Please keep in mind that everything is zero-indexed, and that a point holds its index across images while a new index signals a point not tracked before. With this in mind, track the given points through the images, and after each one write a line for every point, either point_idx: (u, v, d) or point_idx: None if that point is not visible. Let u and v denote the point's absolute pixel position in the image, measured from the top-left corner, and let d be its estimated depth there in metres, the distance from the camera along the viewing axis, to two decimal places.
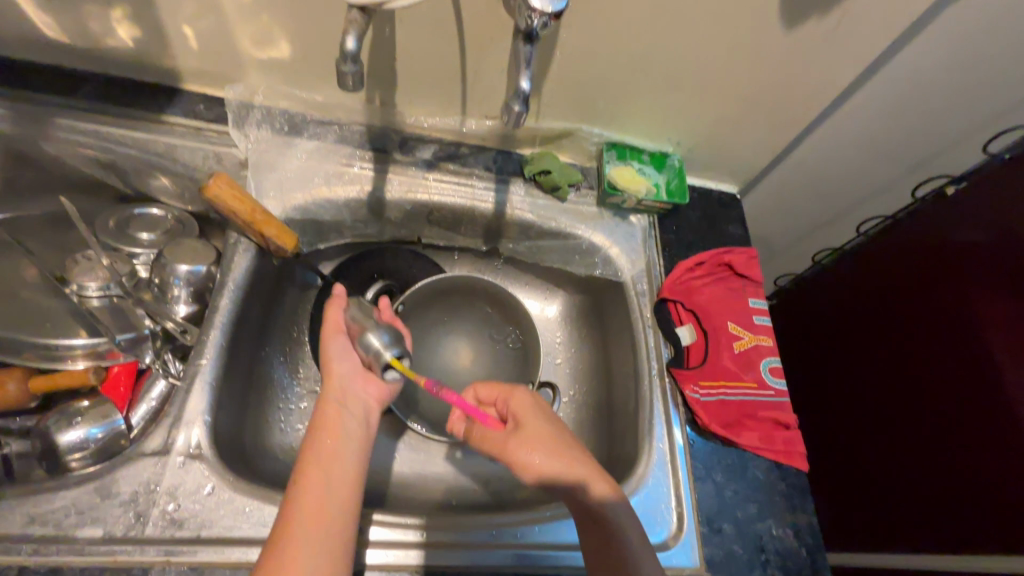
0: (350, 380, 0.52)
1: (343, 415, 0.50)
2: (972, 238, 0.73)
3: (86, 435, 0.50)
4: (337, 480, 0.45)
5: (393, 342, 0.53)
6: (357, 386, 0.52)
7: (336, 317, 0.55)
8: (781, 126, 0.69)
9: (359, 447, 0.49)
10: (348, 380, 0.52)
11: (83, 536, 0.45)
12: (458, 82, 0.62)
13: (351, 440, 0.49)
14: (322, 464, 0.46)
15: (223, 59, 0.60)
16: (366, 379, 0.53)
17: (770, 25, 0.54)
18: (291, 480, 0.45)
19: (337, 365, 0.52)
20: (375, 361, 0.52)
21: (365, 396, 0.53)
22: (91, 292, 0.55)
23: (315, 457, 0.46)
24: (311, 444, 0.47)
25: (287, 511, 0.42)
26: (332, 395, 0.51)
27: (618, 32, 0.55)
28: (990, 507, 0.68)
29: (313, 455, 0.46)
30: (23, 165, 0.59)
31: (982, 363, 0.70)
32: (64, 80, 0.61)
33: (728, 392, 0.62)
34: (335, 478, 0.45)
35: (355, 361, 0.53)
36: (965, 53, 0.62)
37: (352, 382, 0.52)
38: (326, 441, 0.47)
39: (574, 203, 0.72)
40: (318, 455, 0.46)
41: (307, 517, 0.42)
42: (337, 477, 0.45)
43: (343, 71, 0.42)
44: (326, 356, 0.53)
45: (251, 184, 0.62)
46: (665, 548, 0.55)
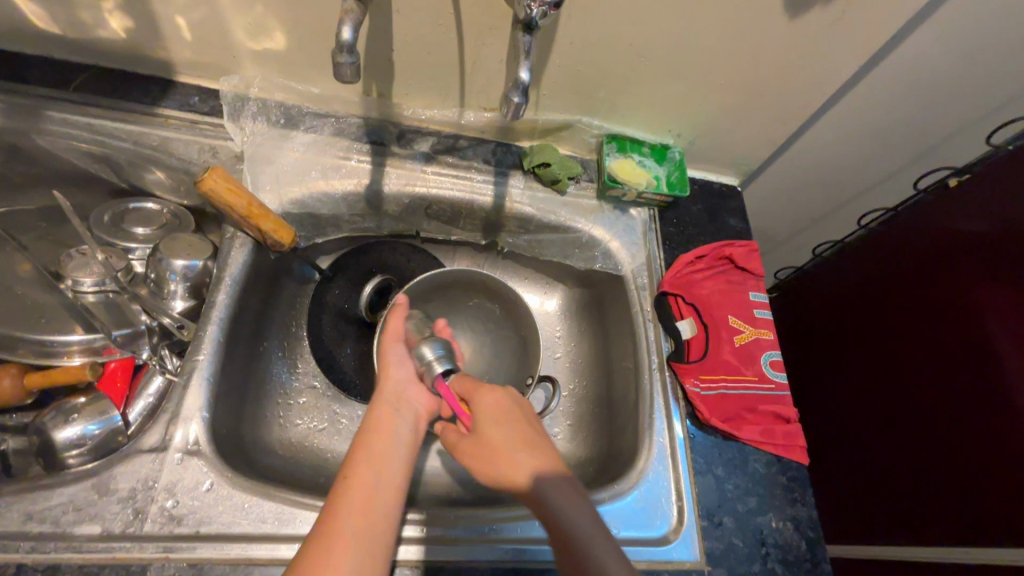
0: (405, 386, 0.54)
1: (396, 420, 0.51)
2: (975, 230, 0.73)
3: (83, 432, 0.49)
4: (386, 480, 0.45)
5: (444, 354, 0.54)
6: (412, 391, 0.54)
7: (396, 325, 0.57)
8: (782, 117, 0.68)
9: (408, 453, 0.49)
10: (404, 388, 0.54)
11: (81, 533, 0.44)
12: (456, 73, 0.61)
13: (401, 443, 0.49)
14: (374, 461, 0.46)
15: (218, 50, 0.59)
16: (418, 386, 0.55)
17: (771, 15, 0.53)
18: (340, 475, 0.45)
19: (394, 372, 0.54)
20: (428, 371, 0.54)
21: (417, 404, 0.53)
22: (86, 287, 0.55)
23: (368, 456, 0.46)
24: (363, 445, 0.48)
25: (336, 504, 0.42)
26: (388, 399, 0.52)
27: (619, 22, 0.54)
28: (990, 500, 0.68)
29: (365, 453, 0.47)
30: (17, 159, 0.59)
31: (983, 356, 0.70)
32: (56, 72, 0.60)
33: (728, 385, 0.62)
34: (385, 478, 0.45)
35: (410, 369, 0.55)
36: (969, 42, 0.61)
37: (406, 390, 0.54)
38: (380, 440, 0.48)
39: (574, 196, 0.71)
40: (370, 453, 0.47)
41: (357, 510, 0.42)
42: (388, 479, 0.45)
43: (339, 62, 0.42)
44: (385, 363, 0.55)
45: (247, 178, 0.62)
46: (666, 542, 0.55)
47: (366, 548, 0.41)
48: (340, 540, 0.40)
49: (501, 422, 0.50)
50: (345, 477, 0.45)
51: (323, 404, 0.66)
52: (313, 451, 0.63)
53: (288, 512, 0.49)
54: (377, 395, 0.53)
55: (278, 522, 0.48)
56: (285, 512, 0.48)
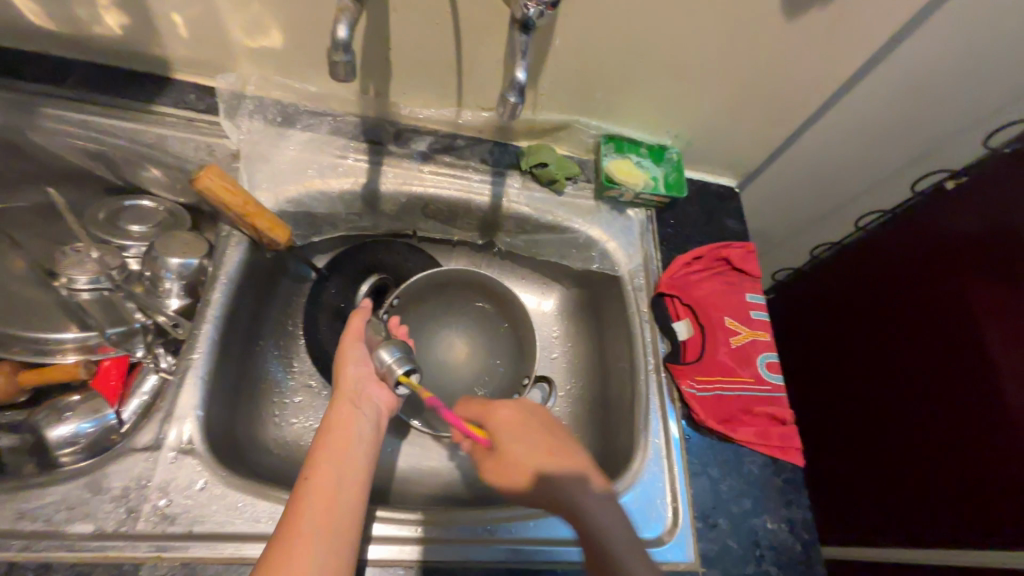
0: (365, 382, 0.53)
1: (357, 415, 0.50)
2: (972, 232, 0.73)
3: (76, 430, 0.49)
4: (349, 477, 0.45)
5: (403, 355, 0.54)
6: (370, 387, 0.54)
7: (356, 325, 0.57)
8: (780, 118, 0.68)
9: (368, 449, 0.49)
10: (361, 388, 0.53)
11: (73, 532, 0.44)
12: (453, 72, 0.61)
13: (360, 440, 0.49)
14: (335, 457, 0.46)
15: (214, 48, 0.59)
16: (379, 385, 0.54)
17: (770, 15, 0.53)
18: (301, 474, 0.44)
19: (352, 369, 0.54)
20: (389, 374, 0.53)
21: (377, 400, 0.53)
22: (80, 285, 0.54)
23: (327, 455, 0.46)
24: (324, 440, 0.47)
25: (297, 504, 0.42)
26: (347, 395, 0.51)
27: (616, 21, 0.54)
28: (982, 505, 0.68)
29: (323, 453, 0.46)
30: (12, 157, 0.59)
31: (979, 359, 0.70)
32: (52, 68, 0.60)
33: (724, 387, 0.62)
34: (347, 478, 0.45)
35: (367, 367, 0.55)
36: (967, 44, 0.61)
37: (365, 386, 0.53)
38: (339, 435, 0.48)
39: (570, 196, 0.71)
40: (329, 451, 0.46)
41: (318, 510, 0.42)
42: (348, 477, 0.45)
43: (335, 60, 0.42)
44: (344, 361, 0.54)
45: (243, 176, 0.62)
46: (661, 543, 0.55)
47: (330, 549, 0.40)
48: (302, 542, 0.39)
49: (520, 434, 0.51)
50: (305, 477, 0.44)
51: (319, 403, 0.66)
52: (308, 450, 0.63)
53: (282, 511, 0.48)
54: (336, 391, 0.52)
55: (271, 522, 0.48)
56: (278, 511, 0.48)
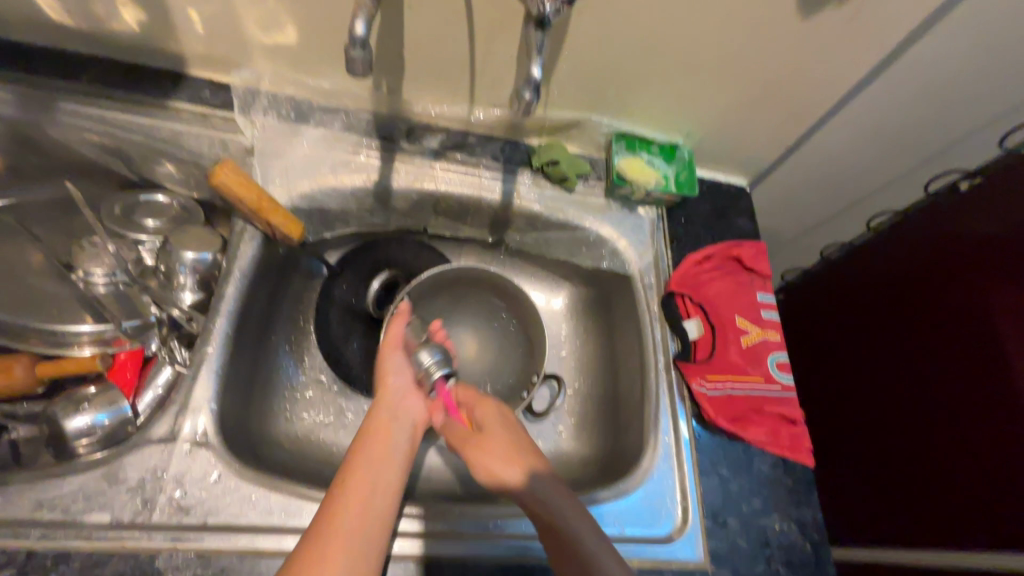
0: (406, 393, 0.53)
1: (395, 425, 0.50)
2: (985, 234, 0.72)
3: (93, 422, 0.50)
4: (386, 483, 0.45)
5: (443, 359, 0.55)
6: (410, 399, 0.53)
7: (394, 333, 0.57)
8: (793, 117, 0.68)
9: (404, 458, 0.49)
10: (403, 399, 0.53)
11: (90, 521, 0.45)
12: (466, 69, 0.61)
13: (400, 450, 0.49)
14: (372, 465, 0.46)
15: (230, 44, 0.59)
16: (418, 394, 0.54)
17: (786, 13, 0.53)
18: (338, 478, 0.45)
19: (393, 379, 0.54)
20: (426, 378, 0.54)
21: (416, 412, 0.53)
22: (97, 278, 0.56)
23: (365, 461, 0.46)
24: (362, 447, 0.48)
25: (332, 508, 0.42)
26: (387, 406, 0.52)
27: (631, 18, 0.54)
28: (995, 508, 0.67)
29: (363, 459, 0.46)
30: (30, 152, 0.59)
31: (991, 361, 0.70)
32: (70, 64, 0.60)
33: (734, 386, 0.62)
34: (383, 484, 0.45)
35: (408, 376, 0.55)
36: (983, 43, 0.61)
37: (405, 396, 0.53)
38: (379, 443, 0.48)
39: (582, 194, 0.71)
40: (368, 458, 0.47)
41: (353, 514, 0.42)
42: (385, 484, 0.45)
43: (352, 56, 0.42)
44: (384, 369, 0.55)
45: (257, 172, 0.62)
46: (670, 541, 0.55)
47: (359, 552, 0.40)
48: (333, 543, 0.40)
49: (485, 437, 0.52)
50: (342, 481, 0.44)
51: (329, 398, 0.67)
52: (319, 445, 0.64)
53: (294, 504, 0.49)
54: (377, 400, 0.52)
55: (284, 514, 0.48)
56: (291, 504, 0.49)
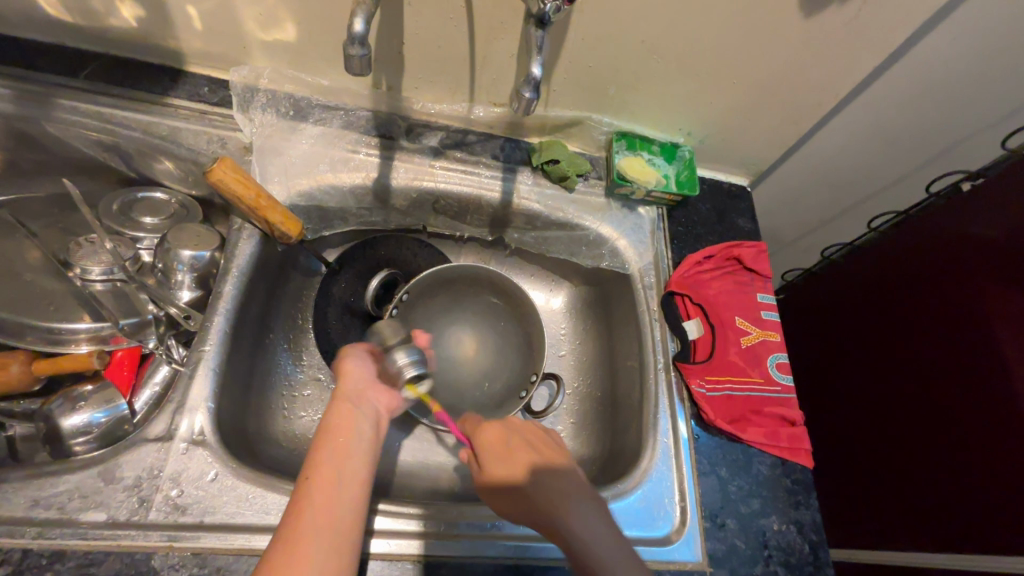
0: (365, 386, 0.53)
1: (355, 415, 0.50)
2: (987, 235, 0.72)
3: (89, 419, 0.50)
4: (350, 477, 0.45)
5: (419, 359, 0.55)
6: (373, 391, 0.53)
7: (351, 328, 0.58)
8: (795, 117, 0.67)
9: (369, 449, 0.48)
10: (363, 390, 0.53)
11: (86, 520, 0.45)
12: (466, 67, 0.60)
13: (363, 441, 0.48)
14: (336, 458, 0.45)
15: (229, 40, 0.59)
16: (379, 389, 0.54)
17: (788, 12, 0.53)
18: (303, 475, 0.44)
19: (353, 371, 0.53)
20: (400, 376, 0.53)
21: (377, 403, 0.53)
22: (94, 276, 0.55)
23: (328, 453, 0.46)
24: (325, 439, 0.47)
25: (298, 507, 0.42)
26: (349, 398, 0.51)
27: (632, 17, 0.53)
28: (993, 511, 0.67)
29: (327, 452, 0.46)
30: (27, 147, 0.59)
31: (992, 363, 0.69)
32: (67, 59, 0.60)
33: (734, 387, 0.61)
34: (348, 476, 0.45)
35: (369, 369, 0.54)
36: (987, 43, 0.60)
37: (366, 389, 0.53)
38: (340, 434, 0.47)
39: (581, 193, 0.71)
40: (330, 451, 0.46)
41: (319, 511, 0.41)
42: (350, 477, 0.45)
43: (350, 54, 0.41)
44: (343, 363, 0.54)
45: (255, 169, 0.62)
46: (668, 542, 0.55)
47: (331, 548, 0.40)
48: (302, 541, 0.39)
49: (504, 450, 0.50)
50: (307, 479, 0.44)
51: (328, 396, 0.67)
52: None
53: None
54: (335, 393, 0.52)
55: (281, 514, 0.48)
56: (288, 504, 0.49)
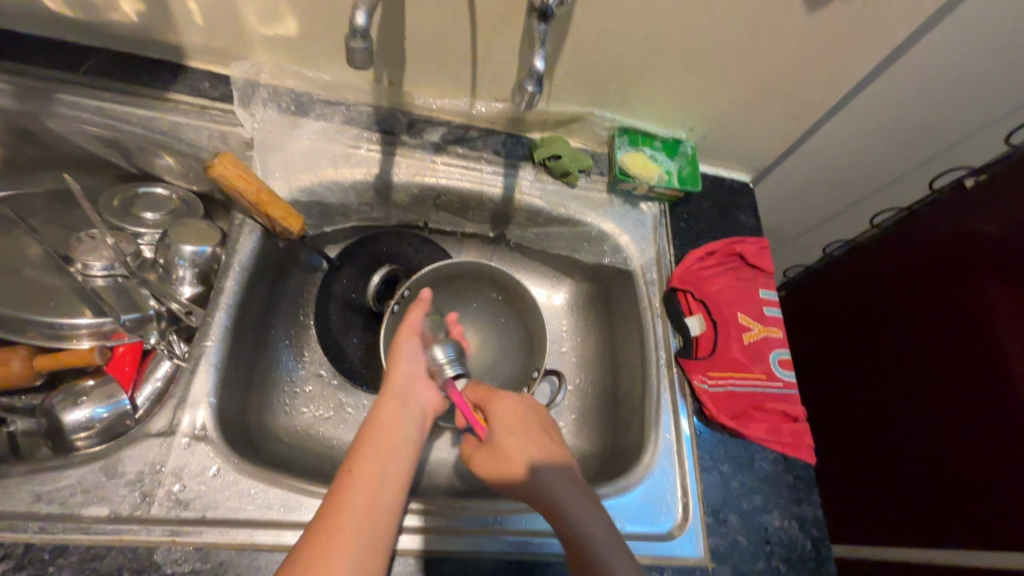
0: (414, 382, 0.53)
1: (402, 414, 0.50)
2: (990, 231, 0.72)
3: (91, 415, 0.50)
4: (392, 473, 0.45)
5: (456, 357, 0.53)
6: (421, 387, 0.53)
7: (414, 320, 0.56)
8: (798, 112, 0.67)
9: (413, 449, 0.49)
10: (411, 384, 0.53)
11: (89, 514, 0.45)
12: (468, 62, 0.60)
13: (407, 438, 0.49)
14: (380, 453, 0.46)
15: (229, 35, 0.58)
16: (428, 384, 0.54)
17: (791, 7, 0.52)
18: (346, 468, 0.45)
19: (404, 367, 0.54)
20: (438, 373, 0.52)
21: (424, 400, 0.53)
22: (95, 271, 0.55)
23: (373, 448, 0.46)
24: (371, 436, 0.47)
25: (340, 497, 0.42)
26: (397, 394, 0.52)
27: (635, 11, 0.53)
28: (995, 506, 0.67)
29: (371, 447, 0.46)
30: (27, 142, 0.59)
31: (995, 359, 0.69)
32: (68, 54, 0.60)
33: (736, 383, 0.61)
34: (391, 472, 0.45)
35: (420, 366, 0.54)
36: (991, 38, 0.60)
37: (415, 385, 0.53)
38: (386, 432, 0.48)
39: (583, 189, 0.71)
40: (375, 446, 0.46)
41: (360, 505, 0.42)
42: (392, 473, 0.45)
43: (352, 47, 0.41)
44: (397, 357, 0.54)
45: (257, 165, 0.62)
46: (670, 538, 0.55)
47: (366, 543, 0.40)
48: (344, 529, 0.40)
49: (520, 431, 0.51)
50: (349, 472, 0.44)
51: (330, 393, 0.66)
52: (319, 439, 0.64)
53: (294, 499, 0.49)
54: (386, 388, 0.52)
55: (284, 509, 0.48)
56: (290, 499, 0.49)
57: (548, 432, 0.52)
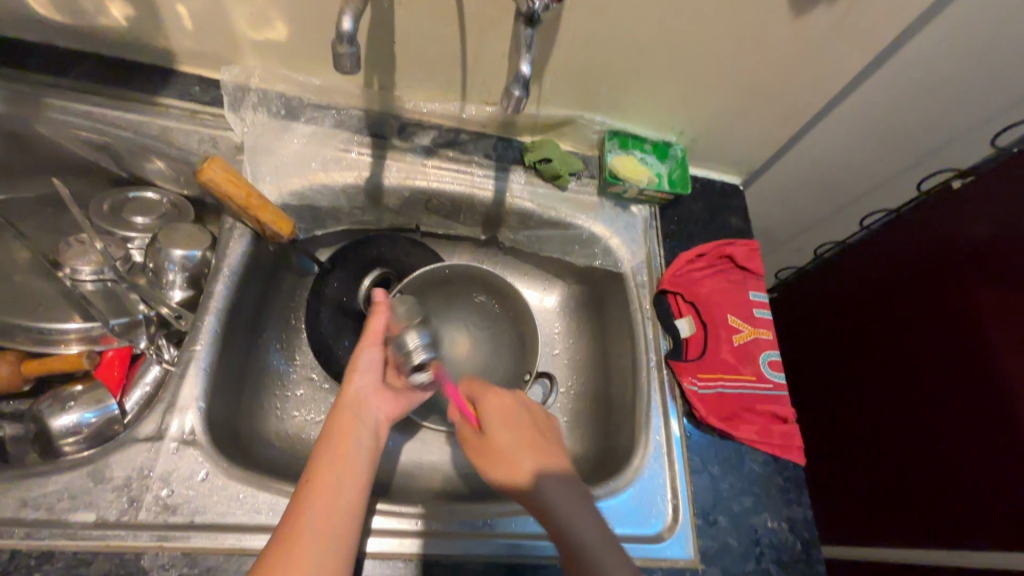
0: (368, 392, 0.53)
1: (357, 424, 0.50)
2: (978, 232, 0.72)
3: (79, 420, 0.50)
4: (349, 483, 0.45)
5: (427, 343, 0.54)
6: (375, 396, 0.53)
7: (376, 323, 0.55)
8: (786, 115, 0.67)
9: (369, 456, 0.48)
10: (365, 394, 0.52)
11: (75, 520, 0.44)
12: (458, 66, 0.60)
13: (363, 448, 0.48)
14: (336, 464, 0.45)
15: (219, 40, 0.58)
16: (382, 394, 0.54)
17: (777, 11, 0.53)
18: (302, 482, 0.44)
19: (357, 377, 0.53)
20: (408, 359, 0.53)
21: (378, 411, 0.53)
22: (84, 275, 0.55)
23: (327, 459, 0.46)
24: (324, 446, 0.47)
25: (296, 511, 0.42)
26: (351, 403, 0.51)
27: (623, 16, 0.53)
28: (984, 505, 0.68)
29: (326, 459, 0.46)
30: (17, 147, 0.59)
31: (983, 360, 0.70)
32: (58, 59, 0.60)
33: (726, 384, 0.61)
34: (348, 483, 0.45)
35: (375, 374, 0.54)
36: (975, 42, 0.60)
37: (370, 395, 0.53)
38: (341, 442, 0.47)
39: (574, 192, 0.71)
40: (331, 457, 0.46)
41: (317, 518, 0.42)
42: (350, 484, 0.45)
43: (340, 52, 0.41)
44: (353, 366, 0.54)
45: (247, 169, 0.62)
46: (660, 540, 0.55)
47: (327, 553, 0.40)
48: (297, 546, 0.40)
49: (511, 424, 0.52)
50: (306, 484, 0.44)
51: (321, 396, 0.66)
52: (310, 444, 0.63)
53: (283, 503, 0.49)
54: (339, 400, 0.52)
55: (272, 513, 0.48)
56: (279, 503, 0.49)
57: (543, 433, 0.52)
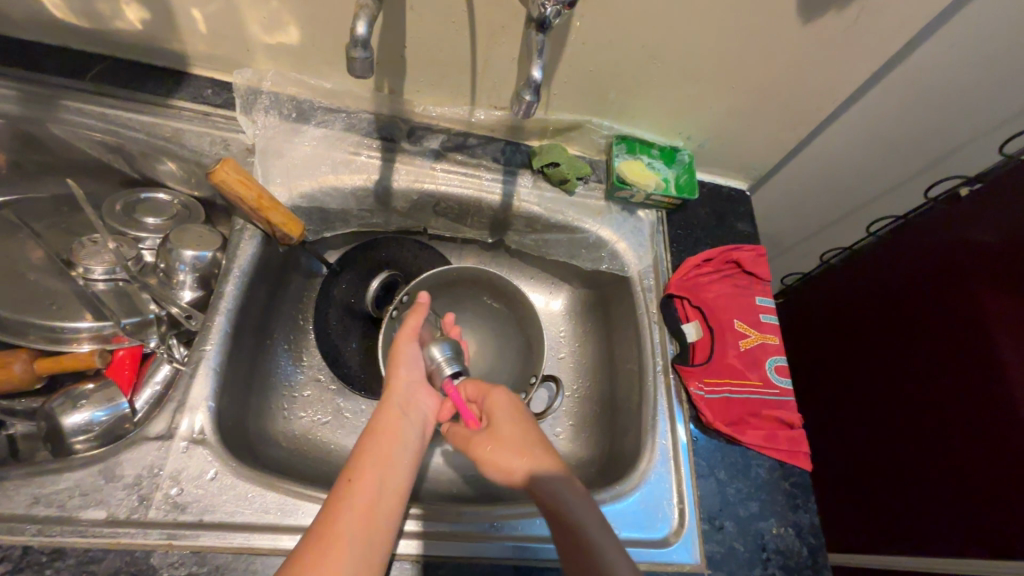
0: (415, 388, 0.54)
1: (403, 423, 0.51)
2: (987, 239, 0.72)
3: (90, 418, 0.50)
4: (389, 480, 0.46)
5: (453, 355, 0.57)
6: (420, 392, 0.54)
7: (412, 325, 0.56)
8: (794, 122, 0.68)
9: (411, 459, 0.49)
10: (413, 391, 0.54)
11: (85, 517, 0.45)
12: (468, 70, 0.61)
13: (406, 447, 0.49)
14: (379, 462, 0.46)
15: (232, 43, 0.59)
16: (427, 389, 0.55)
17: (785, 19, 0.53)
18: (345, 475, 0.45)
19: (405, 373, 0.54)
20: (439, 372, 0.56)
21: (425, 407, 0.54)
22: (96, 275, 0.56)
23: (373, 457, 0.47)
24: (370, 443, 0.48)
25: (342, 501, 0.43)
26: (397, 401, 0.52)
27: (633, 22, 0.54)
28: (993, 513, 0.67)
29: (371, 453, 0.47)
30: (31, 148, 0.59)
31: (992, 368, 0.69)
32: (73, 62, 0.60)
33: (734, 390, 0.61)
34: (390, 477, 0.46)
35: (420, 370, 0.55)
36: (984, 50, 0.61)
37: (415, 391, 0.54)
38: (387, 440, 0.49)
39: (581, 196, 0.71)
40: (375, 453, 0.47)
41: (358, 512, 0.42)
42: (392, 482, 0.46)
43: (353, 56, 0.42)
44: (397, 359, 0.55)
45: (258, 171, 0.62)
46: (667, 544, 0.55)
47: (366, 549, 0.41)
48: (341, 537, 0.41)
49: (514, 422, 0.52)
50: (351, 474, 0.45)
51: (328, 397, 0.67)
52: (316, 444, 0.64)
53: (291, 503, 0.49)
54: (387, 393, 0.53)
55: (281, 513, 0.48)
56: (288, 503, 0.49)
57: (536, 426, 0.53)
